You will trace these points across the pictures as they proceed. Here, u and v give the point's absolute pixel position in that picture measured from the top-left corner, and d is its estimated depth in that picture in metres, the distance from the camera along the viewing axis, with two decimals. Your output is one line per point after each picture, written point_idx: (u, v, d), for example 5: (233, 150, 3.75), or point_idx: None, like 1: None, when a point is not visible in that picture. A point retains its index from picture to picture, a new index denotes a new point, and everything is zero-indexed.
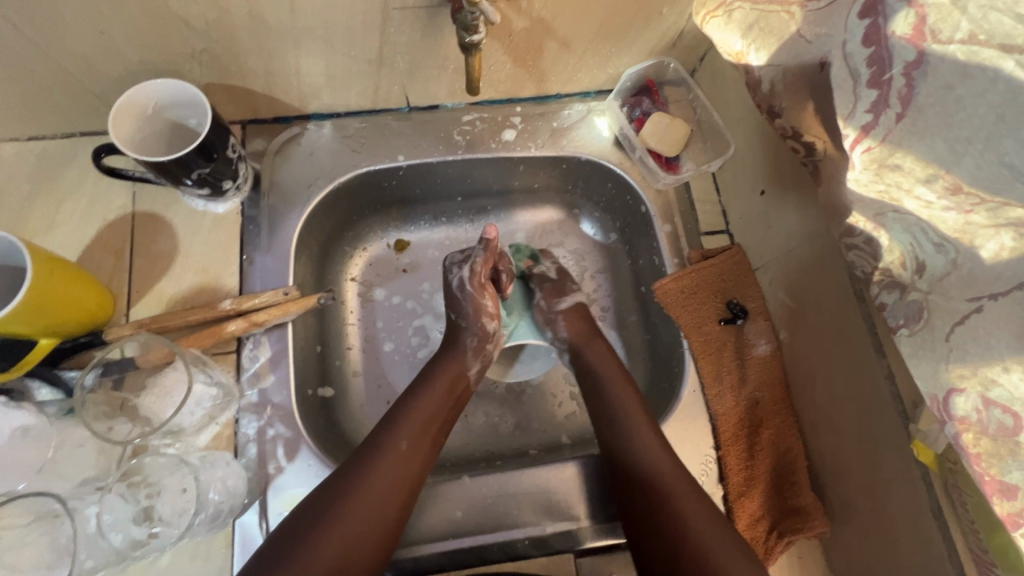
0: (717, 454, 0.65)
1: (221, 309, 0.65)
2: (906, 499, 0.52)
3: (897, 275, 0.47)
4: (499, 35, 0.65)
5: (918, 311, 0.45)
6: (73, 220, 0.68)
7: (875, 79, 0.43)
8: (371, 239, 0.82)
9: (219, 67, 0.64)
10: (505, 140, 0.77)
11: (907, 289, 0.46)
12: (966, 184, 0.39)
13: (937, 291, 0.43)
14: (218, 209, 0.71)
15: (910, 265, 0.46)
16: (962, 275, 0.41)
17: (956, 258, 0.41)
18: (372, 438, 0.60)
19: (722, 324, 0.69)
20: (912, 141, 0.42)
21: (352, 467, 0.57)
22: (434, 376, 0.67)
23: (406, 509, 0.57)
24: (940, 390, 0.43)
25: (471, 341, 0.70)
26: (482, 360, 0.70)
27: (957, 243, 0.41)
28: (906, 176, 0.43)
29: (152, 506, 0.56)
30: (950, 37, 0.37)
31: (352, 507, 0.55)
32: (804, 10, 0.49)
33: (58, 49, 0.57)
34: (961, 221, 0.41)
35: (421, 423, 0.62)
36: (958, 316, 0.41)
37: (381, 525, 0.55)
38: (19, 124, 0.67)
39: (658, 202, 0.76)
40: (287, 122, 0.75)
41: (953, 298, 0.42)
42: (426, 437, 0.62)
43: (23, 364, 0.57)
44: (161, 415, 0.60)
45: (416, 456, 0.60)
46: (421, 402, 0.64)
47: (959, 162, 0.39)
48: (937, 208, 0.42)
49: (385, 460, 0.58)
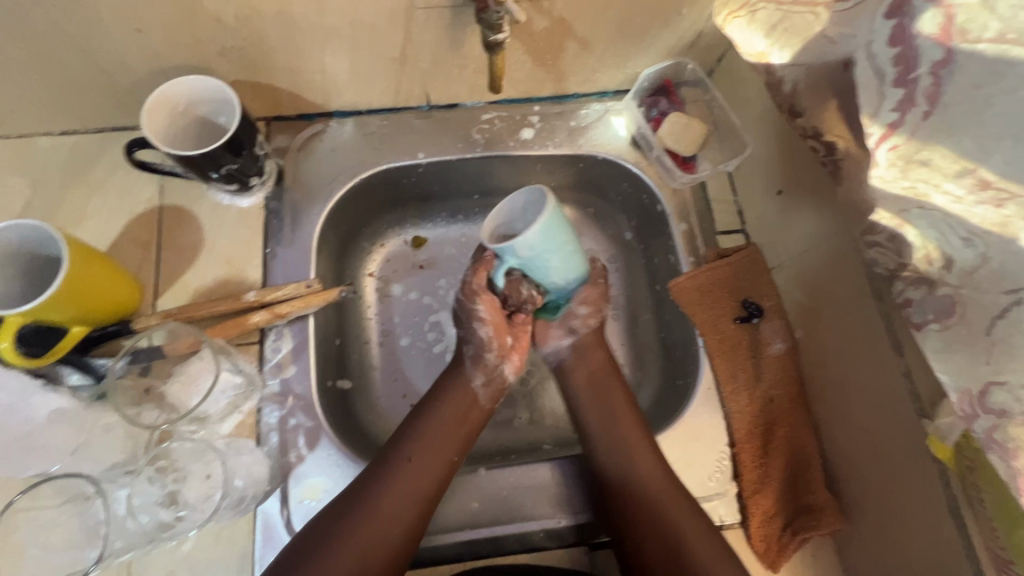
0: (732, 451, 0.66)
1: (246, 300, 0.66)
2: (924, 500, 0.52)
3: (925, 271, 0.48)
4: (520, 34, 0.66)
5: (950, 306, 0.46)
6: (103, 212, 0.70)
7: (900, 79, 0.43)
8: (389, 235, 0.84)
9: (246, 64, 0.65)
10: (523, 139, 0.78)
11: (936, 284, 0.47)
12: (995, 180, 0.40)
13: (969, 286, 0.44)
14: (242, 203, 0.72)
15: (937, 261, 0.47)
16: (993, 269, 0.42)
17: (987, 252, 0.42)
18: (384, 457, 0.61)
19: (739, 323, 0.70)
20: (939, 140, 0.42)
21: (365, 487, 0.58)
22: (450, 391, 0.66)
23: (419, 525, 0.58)
24: (974, 384, 0.44)
25: (468, 350, 0.69)
26: (486, 370, 0.68)
27: (988, 236, 0.41)
28: (935, 172, 0.43)
29: (178, 490, 0.58)
30: (978, 36, 0.37)
31: (360, 526, 0.56)
32: (830, 10, 0.48)
33: (93, 45, 0.59)
34: (997, 215, 0.40)
35: (433, 441, 0.62)
36: (998, 309, 0.42)
37: (392, 541, 0.56)
38: (53, 117, 0.69)
39: (674, 201, 0.77)
40: (311, 119, 0.77)
41: (988, 291, 0.42)
42: (439, 455, 0.61)
43: (57, 350, 0.57)
44: (187, 404, 0.62)
45: (430, 476, 0.60)
46: (432, 419, 0.64)
47: (988, 158, 0.40)
48: (966, 203, 0.42)
49: (395, 482, 0.58)
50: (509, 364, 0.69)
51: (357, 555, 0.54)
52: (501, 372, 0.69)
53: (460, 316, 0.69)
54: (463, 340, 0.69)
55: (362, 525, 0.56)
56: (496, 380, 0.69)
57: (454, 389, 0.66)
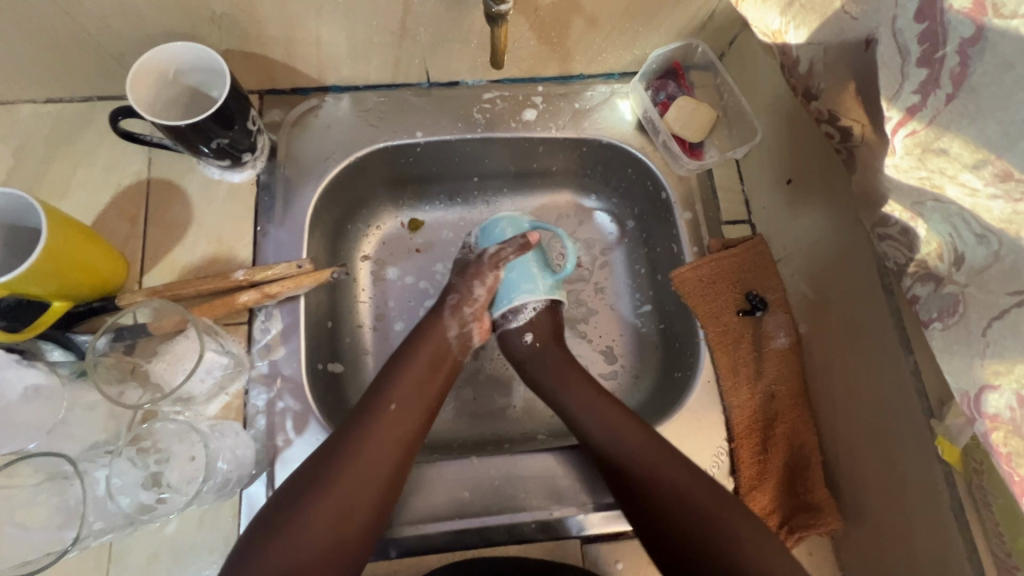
0: (730, 446, 0.64)
1: (234, 279, 0.64)
2: (926, 503, 0.51)
3: (933, 267, 0.45)
4: (525, 7, 0.63)
5: (953, 304, 0.43)
6: (88, 184, 0.68)
7: (927, 58, 0.40)
8: (385, 216, 0.82)
9: (238, 32, 0.62)
10: (526, 120, 0.75)
11: (943, 281, 0.44)
12: (1018, 172, 0.36)
13: (975, 283, 0.41)
14: (233, 178, 0.70)
15: (948, 257, 0.43)
16: (1003, 269, 0.39)
17: (1000, 250, 0.39)
18: (363, 407, 0.60)
19: (741, 315, 0.68)
20: (962, 125, 0.39)
21: (345, 440, 0.57)
22: (422, 344, 0.66)
23: (402, 466, 0.58)
24: (970, 387, 0.41)
25: (451, 300, 0.69)
26: (460, 321, 0.68)
27: (1001, 235, 0.38)
28: (952, 161, 0.40)
29: (160, 472, 0.56)
30: (1014, 11, 0.34)
31: (346, 468, 0.56)
32: None
33: (76, 6, 0.56)
34: (1009, 211, 0.38)
35: (412, 386, 0.62)
36: (998, 309, 0.39)
37: (375, 483, 0.56)
38: (36, 84, 0.66)
39: (679, 188, 0.74)
40: (306, 93, 0.74)
41: (994, 291, 0.40)
42: (416, 399, 0.62)
43: (36, 326, 0.56)
44: (171, 382, 0.60)
45: (409, 420, 0.60)
46: (406, 370, 0.63)
47: (1013, 147, 0.36)
48: (982, 196, 0.39)
49: (377, 425, 0.58)
50: (479, 325, 0.70)
51: (343, 496, 0.54)
52: (471, 330, 0.69)
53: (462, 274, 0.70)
54: (451, 291, 0.69)
55: (345, 471, 0.55)
56: (467, 336, 0.69)
57: (423, 341, 0.66)
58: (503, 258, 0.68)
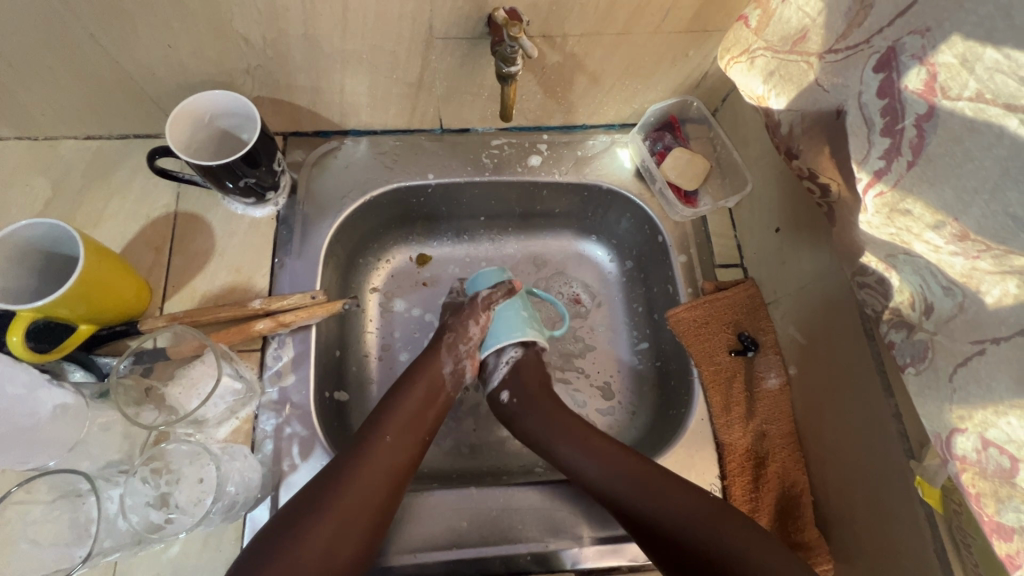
0: (722, 484, 0.66)
1: (251, 307, 0.67)
2: (911, 543, 0.53)
3: (906, 315, 0.48)
4: (532, 67, 0.69)
5: (924, 350, 0.46)
6: (120, 215, 0.73)
7: (888, 128, 0.45)
8: (395, 250, 0.86)
9: (269, 82, 0.68)
10: (531, 165, 0.80)
11: (915, 328, 0.47)
12: (972, 233, 0.40)
13: (943, 332, 0.44)
14: (255, 214, 0.75)
15: (919, 306, 0.47)
16: (968, 318, 0.42)
17: (964, 301, 0.42)
18: (363, 435, 0.63)
19: (734, 355, 0.71)
20: (922, 189, 0.43)
21: (345, 465, 0.59)
22: (423, 374, 0.69)
23: (398, 489, 0.60)
24: (943, 430, 0.44)
25: (448, 338, 0.73)
26: (455, 358, 0.72)
27: (964, 287, 0.42)
28: (916, 221, 0.44)
29: (170, 492, 0.58)
30: (959, 94, 0.40)
31: (347, 489, 0.58)
32: (823, 61, 0.51)
33: (125, 58, 0.62)
34: (968, 266, 0.42)
35: (411, 413, 0.66)
36: (961, 356, 0.42)
37: (371, 505, 0.58)
38: (81, 123, 0.72)
39: (675, 233, 0.78)
40: (327, 136, 0.80)
41: (958, 339, 0.43)
42: (411, 431, 0.65)
43: (64, 347, 0.59)
44: (186, 406, 0.63)
45: (406, 445, 0.63)
46: (406, 401, 0.67)
47: (966, 211, 0.40)
48: (945, 253, 0.43)
49: (375, 452, 0.61)
50: (471, 362, 0.73)
51: (340, 517, 0.56)
52: (464, 367, 0.72)
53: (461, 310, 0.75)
54: (448, 329, 0.74)
55: (345, 493, 0.57)
56: (459, 372, 0.72)
57: (425, 372, 0.70)
58: (494, 300, 0.74)
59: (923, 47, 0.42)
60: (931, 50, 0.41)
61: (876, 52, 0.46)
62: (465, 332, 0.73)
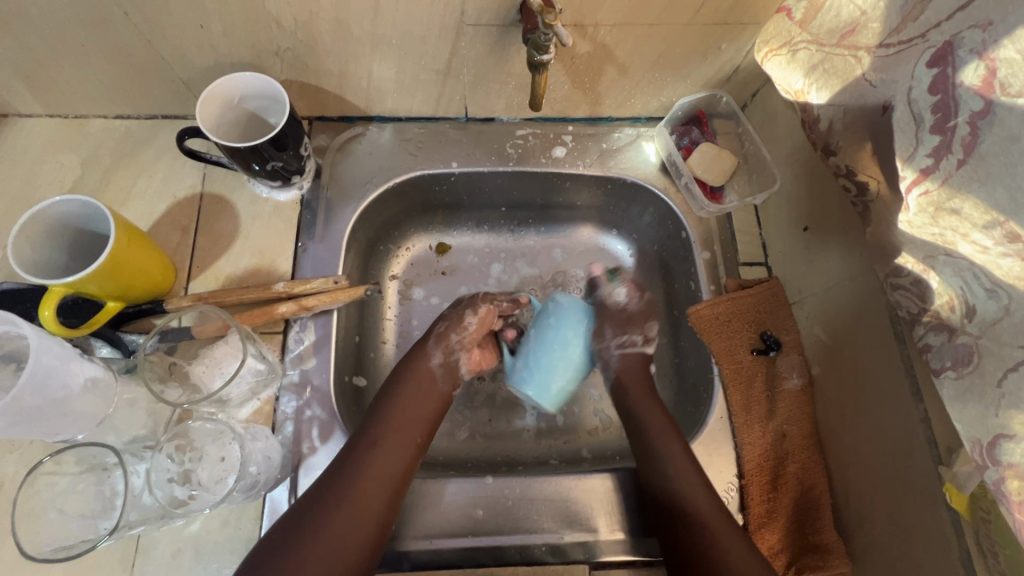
0: (740, 482, 0.65)
1: (274, 290, 0.68)
2: (934, 548, 0.52)
3: (946, 319, 0.47)
4: (563, 56, 0.68)
5: (968, 354, 0.45)
6: (147, 194, 0.73)
7: (939, 125, 0.44)
8: (415, 239, 0.86)
9: (298, 65, 0.68)
10: (555, 157, 0.80)
11: (956, 332, 0.46)
12: None
13: (989, 336, 0.43)
14: (280, 197, 0.75)
15: (960, 309, 0.46)
16: (1013, 322, 0.41)
17: (1010, 304, 0.42)
18: (349, 449, 0.60)
19: (755, 354, 0.70)
20: (973, 188, 0.43)
21: (338, 478, 0.58)
22: (410, 382, 0.68)
23: (392, 507, 0.58)
24: (984, 435, 0.44)
25: (439, 328, 0.74)
26: (445, 351, 0.72)
27: (1012, 290, 0.41)
28: (963, 221, 0.44)
29: (193, 470, 0.59)
30: (1021, 90, 0.39)
31: (339, 509, 0.56)
32: (872, 56, 0.50)
33: (161, 38, 0.62)
34: (1018, 268, 0.41)
35: (395, 426, 0.63)
36: (1012, 362, 0.42)
37: (365, 524, 0.56)
38: (111, 102, 0.72)
39: (698, 229, 0.77)
40: (351, 122, 0.80)
41: (1007, 344, 0.42)
42: (405, 440, 0.63)
43: (93, 323, 0.60)
44: (209, 385, 0.64)
45: (396, 459, 0.61)
46: (399, 405, 0.65)
47: (1019, 212, 0.40)
48: (993, 254, 0.42)
49: (364, 463, 0.59)
50: (465, 356, 0.74)
51: (334, 539, 0.54)
52: (456, 360, 0.73)
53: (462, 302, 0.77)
54: (440, 320, 0.75)
55: (333, 517, 0.55)
56: (451, 366, 0.72)
57: (414, 378, 0.68)
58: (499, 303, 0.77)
59: (984, 42, 0.41)
60: (991, 45, 0.40)
61: (932, 46, 0.45)
62: (457, 322, 0.74)
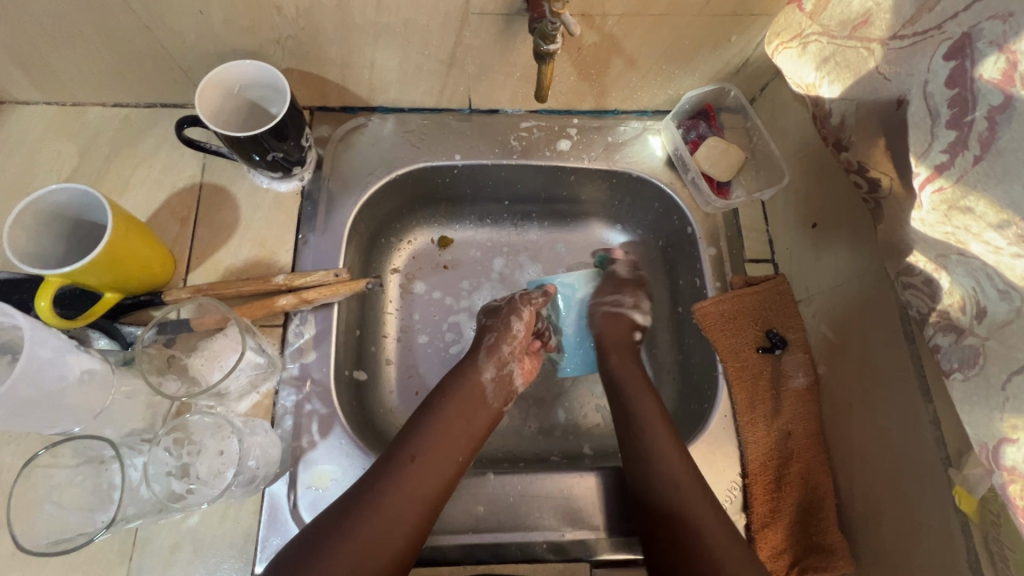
0: (744, 482, 0.65)
1: (274, 282, 0.67)
2: (940, 551, 0.52)
3: (955, 319, 0.46)
4: (569, 46, 0.67)
5: (974, 355, 0.44)
6: (146, 184, 0.72)
7: (955, 121, 0.43)
8: (417, 232, 0.85)
9: (300, 53, 0.67)
10: (559, 150, 0.78)
11: (964, 333, 0.45)
12: None
13: (997, 338, 0.42)
14: (281, 187, 0.74)
15: (970, 309, 0.45)
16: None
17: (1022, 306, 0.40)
18: (387, 463, 0.60)
19: (760, 352, 0.69)
20: (987, 185, 0.41)
21: (365, 495, 0.57)
22: (457, 394, 0.67)
23: (427, 524, 0.57)
24: (989, 438, 0.43)
25: (489, 339, 0.73)
26: (496, 363, 0.71)
27: None
28: (977, 219, 0.43)
29: (191, 463, 0.58)
30: None
31: (366, 522, 0.55)
32: (886, 48, 0.49)
33: (158, 24, 0.61)
34: None
35: (439, 441, 0.62)
36: (1018, 365, 0.41)
37: (393, 544, 0.55)
38: (109, 89, 0.71)
39: (705, 225, 0.76)
40: (354, 112, 0.78)
41: (1013, 347, 0.41)
42: (445, 457, 0.62)
43: (90, 314, 0.59)
44: (208, 378, 0.63)
45: (435, 476, 0.60)
46: (443, 418, 0.64)
47: None
48: (1005, 255, 0.41)
49: (401, 479, 0.58)
50: (518, 365, 0.73)
51: (358, 553, 0.53)
52: (509, 372, 0.72)
53: (501, 310, 0.76)
54: (489, 330, 0.74)
55: (361, 530, 0.54)
56: (505, 378, 0.72)
57: (462, 389, 0.68)
58: (534, 300, 0.77)
59: (1004, 34, 0.39)
60: (1011, 37, 0.39)
61: (948, 38, 0.43)
62: (505, 328, 0.74)
